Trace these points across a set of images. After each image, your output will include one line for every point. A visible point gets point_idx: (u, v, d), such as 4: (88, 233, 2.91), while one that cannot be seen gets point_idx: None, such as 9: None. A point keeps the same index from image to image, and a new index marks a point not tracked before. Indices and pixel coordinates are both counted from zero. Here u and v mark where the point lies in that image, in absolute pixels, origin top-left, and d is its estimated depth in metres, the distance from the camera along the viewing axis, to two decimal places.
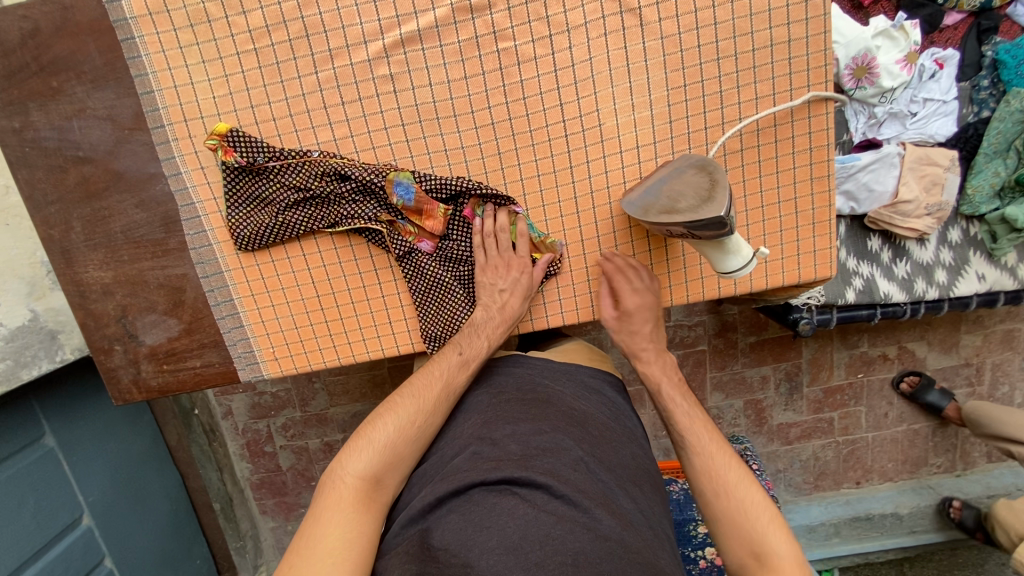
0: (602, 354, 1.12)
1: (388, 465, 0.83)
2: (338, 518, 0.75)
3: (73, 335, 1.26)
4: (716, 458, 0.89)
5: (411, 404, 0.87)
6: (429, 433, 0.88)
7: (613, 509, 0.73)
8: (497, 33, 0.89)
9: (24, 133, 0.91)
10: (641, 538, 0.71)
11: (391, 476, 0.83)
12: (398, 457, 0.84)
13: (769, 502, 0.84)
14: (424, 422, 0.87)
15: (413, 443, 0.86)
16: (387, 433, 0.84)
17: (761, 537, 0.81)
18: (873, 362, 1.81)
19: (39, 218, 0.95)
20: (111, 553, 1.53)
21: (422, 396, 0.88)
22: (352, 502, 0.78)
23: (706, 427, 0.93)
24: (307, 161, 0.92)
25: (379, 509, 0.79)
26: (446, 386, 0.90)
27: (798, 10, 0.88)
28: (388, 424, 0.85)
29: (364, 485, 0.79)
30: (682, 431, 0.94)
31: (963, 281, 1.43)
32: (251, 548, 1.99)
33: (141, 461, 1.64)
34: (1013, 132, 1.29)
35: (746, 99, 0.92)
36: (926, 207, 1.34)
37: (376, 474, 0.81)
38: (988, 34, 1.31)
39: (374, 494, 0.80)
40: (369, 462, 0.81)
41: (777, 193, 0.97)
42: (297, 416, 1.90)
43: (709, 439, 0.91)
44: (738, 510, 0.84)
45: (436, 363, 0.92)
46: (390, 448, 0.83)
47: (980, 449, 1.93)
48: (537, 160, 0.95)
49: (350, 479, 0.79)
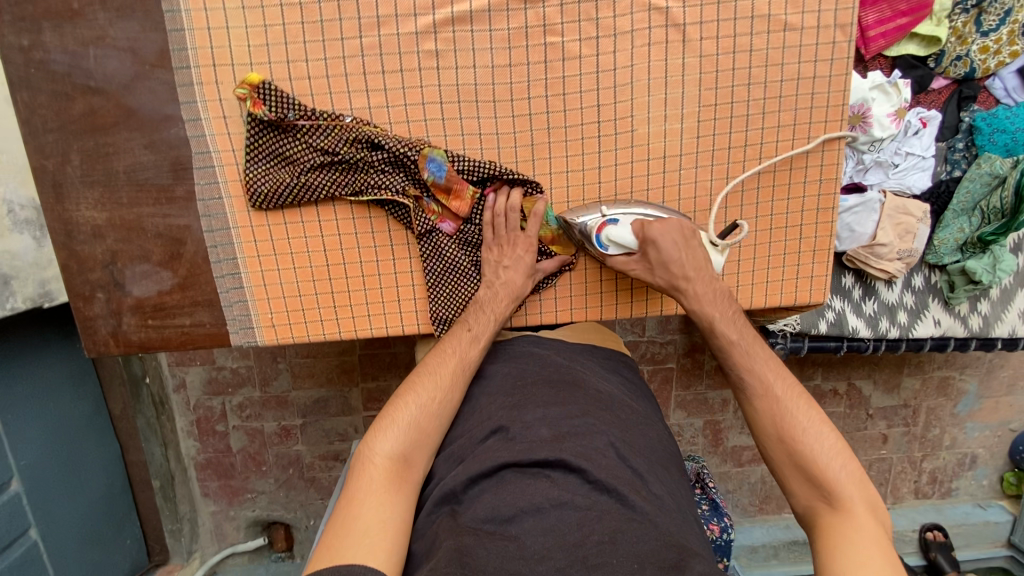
0: (612, 333, 1.17)
1: (415, 444, 0.83)
2: (372, 498, 0.76)
3: (27, 283, 1.04)
4: (788, 403, 0.93)
5: (429, 383, 0.87)
6: (453, 410, 0.88)
7: (644, 493, 0.75)
8: (547, 27, 0.91)
9: (31, 52, 0.85)
10: (672, 521, 0.73)
11: (420, 454, 0.83)
12: (424, 436, 0.84)
13: (840, 446, 0.90)
14: (446, 399, 0.87)
15: (437, 421, 0.86)
16: (411, 411, 0.84)
17: (834, 481, 0.87)
18: (824, 395, 1.92)
19: (33, 145, 0.88)
20: (38, 524, 1.38)
21: (439, 373, 0.88)
22: (383, 482, 0.78)
23: (771, 369, 0.96)
24: (338, 125, 0.90)
25: (410, 489, 0.79)
26: (462, 364, 0.90)
27: (827, 49, 0.94)
28: (411, 403, 0.85)
29: (394, 465, 0.80)
30: (749, 374, 0.96)
31: (921, 324, 1.55)
32: (188, 532, 1.87)
33: (79, 428, 1.51)
34: (980, 193, 1.40)
35: (769, 125, 0.97)
36: (897, 252, 1.43)
37: (405, 453, 0.81)
38: (967, 102, 1.41)
39: (404, 473, 0.80)
40: (395, 442, 0.81)
41: (785, 217, 1.03)
42: (255, 397, 1.79)
43: (779, 384, 0.95)
44: (812, 455, 0.90)
45: (451, 339, 0.92)
46: (415, 428, 0.84)
47: (909, 485, 2.08)
48: (567, 156, 0.97)
49: (380, 460, 0.79)
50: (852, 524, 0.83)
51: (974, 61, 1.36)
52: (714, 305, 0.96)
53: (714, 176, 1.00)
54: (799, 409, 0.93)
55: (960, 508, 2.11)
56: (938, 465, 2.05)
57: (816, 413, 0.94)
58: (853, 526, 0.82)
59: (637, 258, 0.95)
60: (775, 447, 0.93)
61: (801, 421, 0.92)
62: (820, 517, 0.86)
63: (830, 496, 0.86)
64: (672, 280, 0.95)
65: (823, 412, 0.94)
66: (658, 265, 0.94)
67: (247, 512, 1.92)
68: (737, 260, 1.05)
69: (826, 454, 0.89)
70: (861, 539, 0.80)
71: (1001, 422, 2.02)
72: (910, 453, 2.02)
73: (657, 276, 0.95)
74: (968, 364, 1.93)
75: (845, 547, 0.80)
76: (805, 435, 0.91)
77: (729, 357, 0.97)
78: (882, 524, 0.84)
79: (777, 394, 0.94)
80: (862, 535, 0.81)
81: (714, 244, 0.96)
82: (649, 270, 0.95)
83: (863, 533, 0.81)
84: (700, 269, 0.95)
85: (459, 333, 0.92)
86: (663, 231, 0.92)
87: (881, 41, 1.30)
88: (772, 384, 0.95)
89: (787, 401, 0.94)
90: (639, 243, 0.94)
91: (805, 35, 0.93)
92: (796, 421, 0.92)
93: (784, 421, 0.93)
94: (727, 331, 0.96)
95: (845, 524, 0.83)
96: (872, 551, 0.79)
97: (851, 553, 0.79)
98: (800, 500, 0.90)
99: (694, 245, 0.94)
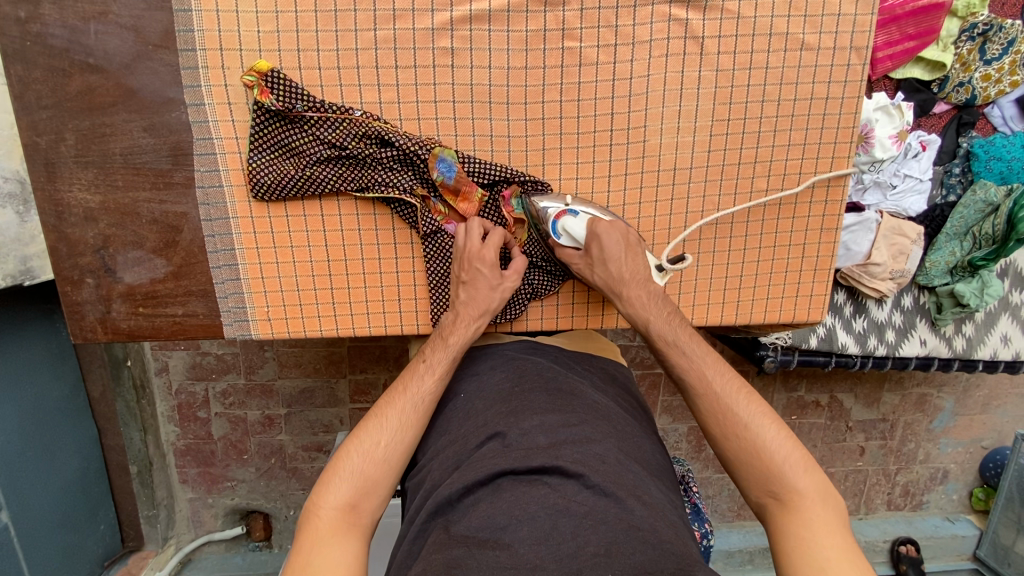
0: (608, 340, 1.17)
1: (362, 492, 0.80)
2: (316, 552, 0.74)
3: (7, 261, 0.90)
4: (726, 397, 0.85)
5: (373, 427, 0.84)
6: (407, 451, 0.85)
7: (643, 498, 0.74)
8: (566, 31, 0.89)
9: (28, 25, 0.81)
10: (670, 528, 0.71)
11: (371, 500, 0.80)
12: (372, 483, 0.81)
13: (786, 437, 0.81)
14: (392, 441, 0.84)
15: (386, 465, 0.82)
16: (354, 460, 0.81)
17: (782, 476, 0.78)
18: (807, 406, 1.94)
19: (25, 121, 0.85)
20: (9, 507, 1.32)
21: (384, 415, 0.85)
22: (330, 534, 0.75)
23: (704, 362, 0.88)
24: (347, 118, 0.88)
25: (360, 536, 0.77)
26: (412, 401, 0.87)
27: (841, 71, 0.95)
28: (353, 451, 0.82)
29: (340, 516, 0.77)
30: (685, 372, 0.88)
31: (907, 343, 1.51)
32: (164, 518, 1.82)
33: (56, 410, 1.45)
34: (973, 218, 1.39)
35: (779, 143, 0.98)
36: (891, 271, 1.39)
37: (352, 500, 0.79)
38: (966, 128, 1.39)
39: (352, 522, 0.78)
40: (341, 491, 0.79)
41: (788, 234, 1.03)
42: (239, 384, 1.76)
43: (717, 377, 0.86)
44: (756, 451, 0.81)
45: (450, 333, 0.90)
46: (362, 475, 0.80)
47: (882, 497, 2.12)
48: (578, 162, 0.96)
49: (324, 513, 0.77)
50: (804, 521, 0.75)
51: (976, 89, 1.33)
52: (648, 309, 0.91)
53: (723, 192, 1.00)
54: (740, 404, 0.84)
55: (930, 520, 2.17)
56: (912, 478, 2.10)
57: (757, 404, 0.85)
58: (806, 523, 0.75)
59: (582, 254, 0.93)
60: (721, 446, 0.84)
61: (744, 414, 0.84)
62: (773, 518, 0.78)
63: (779, 493, 0.78)
64: (608, 280, 0.92)
65: (765, 402, 0.85)
66: (598, 262, 0.92)
67: (226, 500, 1.88)
68: (739, 276, 1.05)
69: (772, 449, 0.80)
70: (815, 539, 0.73)
71: (974, 439, 2.07)
72: (885, 465, 2.06)
73: (594, 274, 0.93)
74: (945, 382, 1.97)
75: (799, 551, 0.73)
76: (748, 431, 0.82)
77: (664, 353, 0.89)
78: (836, 517, 0.76)
79: (717, 390, 0.85)
80: (814, 533, 0.74)
81: (661, 269, 0.95)
82: (590, 266, 0.93)
83: (817, 531, 0.74)
84: (638, 275, 0.92)
85: (453, 335, 0.90)
86: (608, 229, 0.91)
87: (888, 62, 1.26)
88: (709, 378, 0.86)
89: (728, 397, 0.85)
90: (587, 238, 0.91)
91: (821, 55, 0.94)
92: (738, 417, 0.83)
93: (725, 417, 0.84)
94: (659, 323, 0.90)
95: (798, 523, 0.75)
96: (826, 550, 0.72)
97: (805, 557, 0.72)
98: (752, 501, 0.81)
99: (639, 254, 0.93)
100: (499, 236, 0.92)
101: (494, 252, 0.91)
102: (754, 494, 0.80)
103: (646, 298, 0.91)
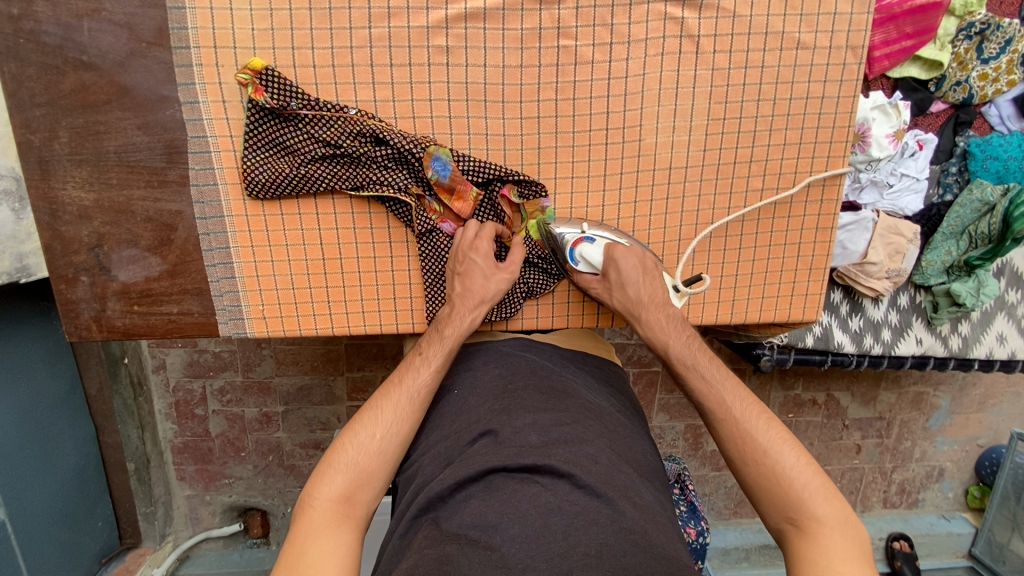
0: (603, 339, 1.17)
1: (357, 483, 0.80)
2: (310, 542, 0.74)
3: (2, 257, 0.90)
4: (746, 422, 0.85)
5: (368, 418, 0.85)
6: (402, 442, 0.85)
7: (633, 499, 0.74)
8: (561, 29, 0.89)
9: (21, 22, 0.81)
10: (660, 529, 0.72)
11: (366, 491, 0.81)
12: (367, 475, 0.81)
13: (807, 464, 0.81)
14: (387, 432, 0.84)
15: (380, 457, 0.83)
16: (349, 452, 0.82)
17: (800, 503, 0.78)
18: (803, 405, 1.95)
19: (19, 119, 0.85)
20: (6, 504, 1.32)
21: (380, 407, 0.86)
22: (323, 525, 0.76)
23: (726, 387, 0.89)
24: (342, 117, 0.88)
25: (354, 527, 0.77)
26: (407, 392, 0.87)
27: (836, 70, 0.95)
28: (348, 443, 0.83)
29: (335, 507, 0.78)
30: (705, 396, 0.89)
31: (903, 342, 1.51)
32: (162, 515, 1.82)
33: (53, 407, 1.45)
34: (970, 218, 1.37)
35: (775, 142, 0.98)
36: (887, 270, 1.39)
37: (347, 492, 0.79)
38: (964, 126, 1.38)
39: (347, 514, 0.78)
40: (335, 483, 0.79)
41: (784, 234, 1.03)
42: (237, 381, 1.76)
43: (737, 402, 0.87)
44: (774, 477, 0.81)
45: (447, 323, 0.90)
46: (357, 467, 0.81)
47: (878, 495, 2.13)
48: (573, 161, 0.96)
49: (319, 504, 0.78)
50: (821, 548, 0.75)
51: (973, 88, 1.32)
52: (668, 333, 0.93)
53: (718, 191, 1.00)
54: (760, 430, 0.85)
55: (925, 518, 2.17)
56: (908, 476, 2.10)
57: (779, 431, 0.85)
58: (824, 551, 0.75)
59: (599, 279, 0.96)
60: (740, 470, 0.85)
61: (764, 439, 0.84)
62: (791, 544, 0.78)
63: (797, 520, 0.78)
64: (627, 303, 0.95)
65: (787, 428, 0.85)
66: (616, 287, 0.95)
67: (224, 497, 1.89)
68: (734, 275, 1.05)
69: (792, 476, 0.80)
70: (833, 568, 0.73)
71: (970, 437, 2.08)
72: (881, 463, 2.07)
73: (613, 298, 0.96)
74: (942, 380, 1.98)
75: None
76: (767, 456, 0.82)
77: (685, 377, 0.91)
78: (856, 547, 0.75)
79: (737, 415, 0.86)
80: (833, 562, 0.73)
81: (677, 290, 0.97)
82: (608, 290, 0.96)
83: (836, 561, 0.74)
84: (657, 298, 0.94)
85: (452, 324, 0.90)
86: (625, 253, 0.94)
87: (885, 62, 1.26)
88: (729, 403, 0.87)
89: (747, 421, 0.85)
90: (604, 264, 0.94)
91: (816, 54, 0.94)
92: (758, 443, 0.84)
93: (744, 442, 0.84)
94: (676, 343, 0.92)
95: (815, 550, 0.75)
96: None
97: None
98: (771, 526, 0.81)
99: (657, 277, 0.95)
100: (491, 229, 0.94)
101: (488, 242, 0.93)
102: (773, 520, 0.80)
103: (664, 320, 0.94)
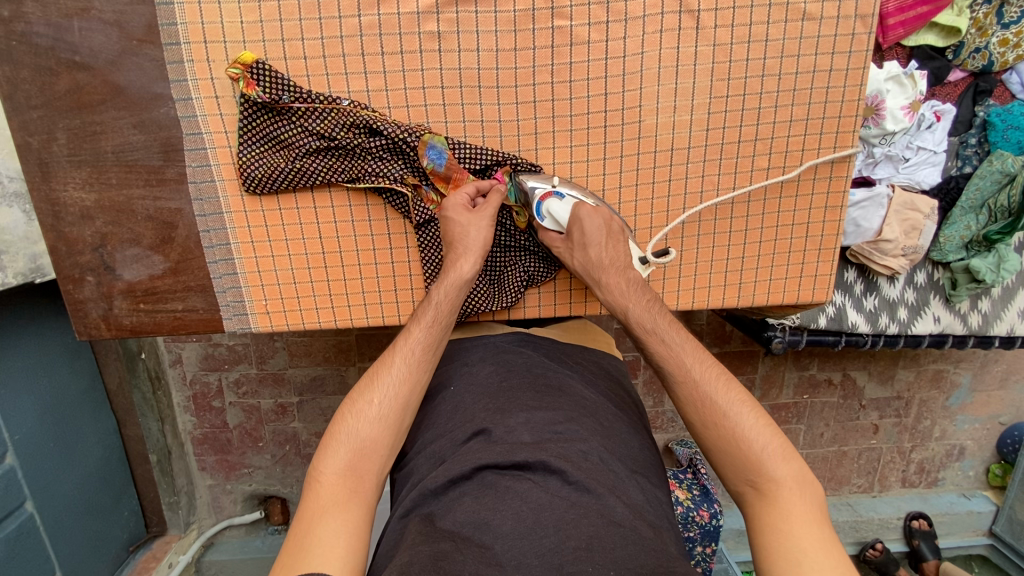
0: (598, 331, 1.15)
1: (361, 454, 0.79)
2: (321, 516, 0.72)
3: (18, 258, 0.93)
4: (705, 386, 0.82)
5: (365, 387, 0.84)
6: (404, 406, 0.84)
7: (624, 497, 0.74)
8: (555, 10, 0.87)
9: (13, 24, 0.81)
10: (652, 526, 0.71)
11: (374, 460, 0.79)
12: (372, 444, 0.80)
13: (767, 427, 0.79)
14: (385, 397, 0.83)
15: (381, 423, 0.81)
16: (349, 423, 0.81)
17: (760, 465, 0.76)
18: (819, 385, 1.91)
19: (17, 122, 0.85)
20: (34, 496, 1.35)
21: (376, 375, 0.85)
22: (332, 497, 0.74)
23: (685, 352, 0.85)
24: (335, 108, 0.87)
25: (364, 497, 0.76)
26: (402, 353, 0.86)
27: (845, 41, 0.91)
28: (347, 415, 0.82)
29: (343, 480, 0.76)
30: (664, 361, 0.86)
31: (920, 321, 1.46)
32: (185, 504, 1.88)
33: (74, 402, 1.49)
34: (990, 190, 1.30)
35: (781, 119, 0.94)
36: (903, 247, 1.32)
37: (354, 464, 0.78)
38: (983, 96, 1.30)
39: (356, 485, 0.76)
40: (341, 456, 0.78)
41: (792, 214, 1.01)
42: (252, 373, 1.78)
43: (697, 366, 0.84)
44: (734, 440, 0.79)
45: (436, 286, 0.89)
46: (358, 437, 0.80)
47: (897, 474, 2.10)
48: (572, 146, 0.94)
49: (325, 478, 0.76)
50: (780, 510, 0.73)
51: (993, 54, 1.25)
52: (627, 297, 0.90)
53: (722, 171, 0.97)
54: (720, 393, 0.82)
55: (945, 497, 2.14)
56: (927, 455, 2.07)
57: (739, 393, 0.82)
58: (782, 512, 0.73)
59: (564, 238, 0.93)
60: (702, 435, 0.82)
61: (725, 401, 0.81)
62: (752, 508, 0.75)
63: (757, 482, 0.76)
64: (587, 264, 0.91)
65: (746, 391, 0.83)
66: (578, 247, 0.91)
67: (244, 486, 1.93)
68: (741, 257, 1.03)
69: (751, 439, 0.78)
70: (792, 528, 0.71)
71: (991, 415, 2.03)
72: (899, 443, 2.04)
73: (574, 258, 0.92)
74: (962, 358, 1.93)
75: (776, 540, 0.71)
76: (727, 419, 0.80)
77: (645, 342, 0.87)
78: (815, 507, 0.73)
79: (697, 378, 0.83)
80: (791, 523, 0.71)
81: (645, 261, 0.95)
82: (570, 250, 0.92)
83: (794, 520, 0.72)
84: (616, 262, 0.91)
85: (444, 276, 0.89)
86: (591, 214, 0.91)
87: (900, 30, 1.20)
88: (689, 367, 0.84)
89: (706, 383, 0.83)
90: (569, 222, 0.91)
91: (823, 25, 0.90)
92: (717, 406, 0.81)
93: (703, 406, 0.82)
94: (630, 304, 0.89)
95: (774, 512, 0.73)
96: (803, 541, 0.70)
97: (782, 547, 0.70)
98: (732, 491, 0.79)
99: (622, 242, 0.92)
100: (470, 187, 0.91)
101: (465, 199, 0.91)
102: (733, 483, 0.78)
103: (624, 285, 0.90)
